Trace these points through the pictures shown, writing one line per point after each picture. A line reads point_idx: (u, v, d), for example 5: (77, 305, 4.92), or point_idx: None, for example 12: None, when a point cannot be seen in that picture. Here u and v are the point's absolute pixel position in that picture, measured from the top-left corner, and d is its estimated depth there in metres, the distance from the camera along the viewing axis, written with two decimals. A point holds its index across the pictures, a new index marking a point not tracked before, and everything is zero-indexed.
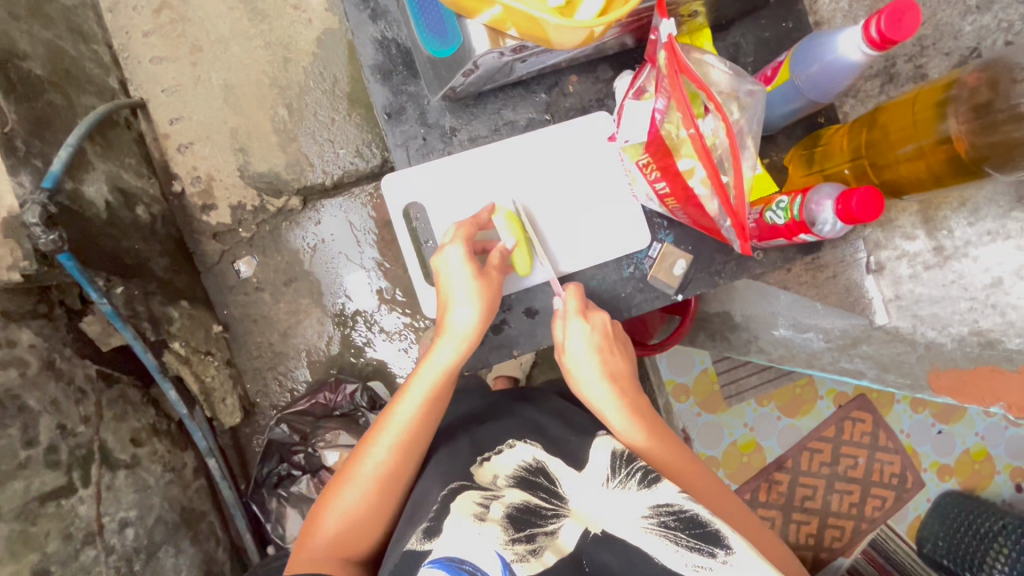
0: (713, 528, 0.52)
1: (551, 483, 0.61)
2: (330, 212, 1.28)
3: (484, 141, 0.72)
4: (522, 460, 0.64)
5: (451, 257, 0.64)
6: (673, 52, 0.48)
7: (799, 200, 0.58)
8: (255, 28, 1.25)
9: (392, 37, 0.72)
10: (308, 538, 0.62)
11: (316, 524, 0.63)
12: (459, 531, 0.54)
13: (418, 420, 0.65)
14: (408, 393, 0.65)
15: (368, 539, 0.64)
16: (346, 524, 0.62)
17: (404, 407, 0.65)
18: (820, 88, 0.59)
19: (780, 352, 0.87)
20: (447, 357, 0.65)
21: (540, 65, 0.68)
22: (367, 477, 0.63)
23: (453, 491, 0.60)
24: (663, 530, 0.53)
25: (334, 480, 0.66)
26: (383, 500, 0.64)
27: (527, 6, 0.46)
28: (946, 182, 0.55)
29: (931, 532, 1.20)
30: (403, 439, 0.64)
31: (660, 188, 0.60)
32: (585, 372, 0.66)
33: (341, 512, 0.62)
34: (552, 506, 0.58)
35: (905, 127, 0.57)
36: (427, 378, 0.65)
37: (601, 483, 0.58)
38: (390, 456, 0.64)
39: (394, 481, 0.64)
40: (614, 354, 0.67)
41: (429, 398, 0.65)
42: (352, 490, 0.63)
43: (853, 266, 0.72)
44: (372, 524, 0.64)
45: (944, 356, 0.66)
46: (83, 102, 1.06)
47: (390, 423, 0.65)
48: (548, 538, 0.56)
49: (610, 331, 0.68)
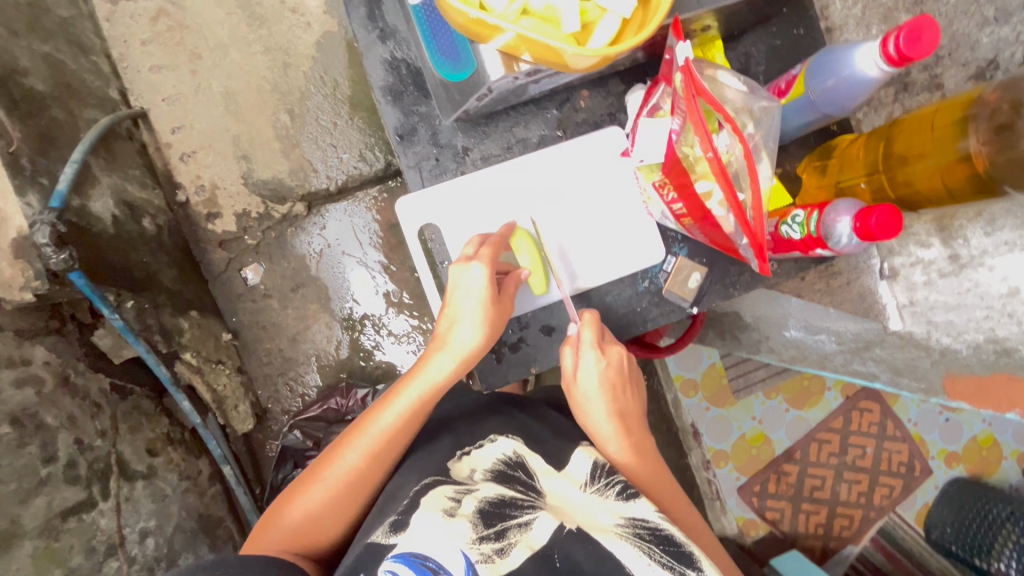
0: (688, 550, 0.55)
1: (528, 478, 0.63)
2: (334, 217, 1.27)
3: (496, 160, 0.72)
4: (502, 453, 0.65)
5: (471, 276, 0.64)
6: (689, 74, 0.48)
7: (815, 214, 0.58)
8: (254, 34, 1.24)
9: (401, 57, 0.72)
10: (268, 523, 0.63)
11: (279, 511, 0.64)
12: (429, 524, 0.53)
13: (395, 430, 0.65)
14: (391, 402, 0.66)
15: (326, 537, 0.64)
16: (306, 518, 0.63)
17: (385, 415, 0.65)
18: (835, 102, 0.59)
19: (791, 353, 0.87)
20: (439, 372, 0.66)
21: (554, 83, 0.67)
22: (336, 476, 0.64)
23: (426, 486, 0.59)
24: (638, 541, 0.55)
25: (306, 472, 0.67)
26: (346, 503, 0.64)
27: (545, 37, 0.47)
28: (962, 199, 0.55)
29: (939, 518, 1.20)
30: (378, 446, 0.65)
31: (677, 208, 0.60)
32: (595, 408, 0.68)
33: (302, 506, 0.63)
34: (528, 498, 0.59)
35: (923, 145, 0.56)
36: (412, 389, 0.66)
37: (580, 486, 0.62)
38: (362, 459, 0.64)
39: (362, 486, 0.65)
40: (624, 392, 0.70)
41: (410, 410, 0.65)
42: (320, 485, 0.64)
43: (867, 272, 0.74)
44: (332, 524, 0.64)
45: (959, 363, 0.65)
46: (86, 115, 1.06)
47: (369, 427, 0.65)
48: (521, 532, 0.55)
49: (624, 367, 0.69)
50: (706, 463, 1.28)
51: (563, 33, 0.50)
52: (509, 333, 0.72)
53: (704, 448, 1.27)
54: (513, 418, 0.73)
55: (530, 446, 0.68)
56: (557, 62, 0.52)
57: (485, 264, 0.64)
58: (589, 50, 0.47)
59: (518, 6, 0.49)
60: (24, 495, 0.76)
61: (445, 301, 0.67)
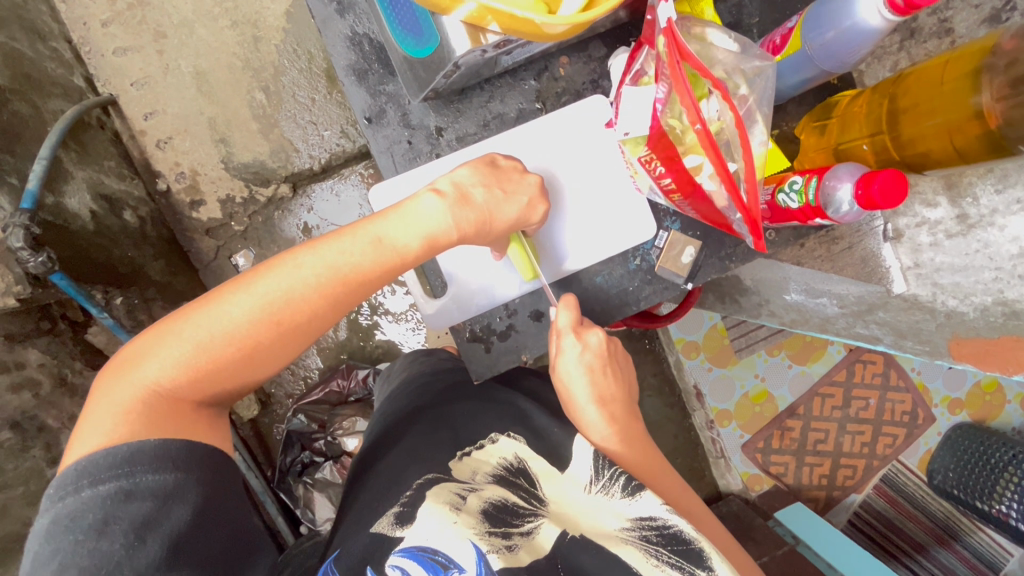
0: (697, 546, 0.54)
1: (531, 485, 0.61)
2: (320, 196, 1.23)
3: (473, 139, 0.68)
4: (502, 457, 0.64)
5: (532, 213, 0.63)
6: (672, 38, 0.44)
7: (814, 181, 0.54)
8: (219, 7, 1.17)
9: (363, 32, 0.67)
10: (156, 346, 0.51)
11: (175, 329, 0.52)
12: (437, 520, 0.52)
13: (362, 278, 0.56)
14: (358, 232, 0.56)
15: (233, 386, 0.54)
16: (214, 357, 0.52)
17: (350, 245, 0.56)
18: (834, 56, 0.54)
19: (792, 316, 0.84)
20: (438, 225, 0.58)
21: (527, 53, 0.63)
22: (269, 304, 0.53)
23: (430, 481, 0.58)
24: (642, 544, 0.55)
25: (226, 283, 0.55)
26: (274, 353, 0.54)
27: (510, 7, 0.43)
28: (973, 159, 0.50)
29: (941, 464, 1.19)
30: (336, 288, 0.55)
31: (665, 183, 0.57)
32: (578, 393, 0.67)
33: (217, 336, 0.52)
34: (530, 507, 0.58)
35: (932, 101, 0.51)
36: (391, 225, 0.57)
37: (583, 487, 0.61)
38: (313, 302, 0.54)
39: (302, 332, 0.55)
40: (604, 374, 0.69)
41: (387, 257, 0.56)
42: (240, 305, 0.53)
43: (870, 235, 0.71)
44: (249, 375, 0.54)
45: (965, 325, 0.62)
46: (51, 107, 1.01)
47: (326, 257, 0.55)
48: (525, 539, 0.55)
49: (603, 352, 0.68)
50: (711, 422, 1.31)
51: None
52: (498, 321, 0.71)
53: (708, 408, 1.29)
54: (511, 403, 0.73)
55: (532, 434, 0.68)
56: (532, 33, 0.48)
57: (544, 214, 0.64)
58: (561, 18, 0.44)
59: None
60: (32, 497, 0.77)
61: (501, 185, 0.62)
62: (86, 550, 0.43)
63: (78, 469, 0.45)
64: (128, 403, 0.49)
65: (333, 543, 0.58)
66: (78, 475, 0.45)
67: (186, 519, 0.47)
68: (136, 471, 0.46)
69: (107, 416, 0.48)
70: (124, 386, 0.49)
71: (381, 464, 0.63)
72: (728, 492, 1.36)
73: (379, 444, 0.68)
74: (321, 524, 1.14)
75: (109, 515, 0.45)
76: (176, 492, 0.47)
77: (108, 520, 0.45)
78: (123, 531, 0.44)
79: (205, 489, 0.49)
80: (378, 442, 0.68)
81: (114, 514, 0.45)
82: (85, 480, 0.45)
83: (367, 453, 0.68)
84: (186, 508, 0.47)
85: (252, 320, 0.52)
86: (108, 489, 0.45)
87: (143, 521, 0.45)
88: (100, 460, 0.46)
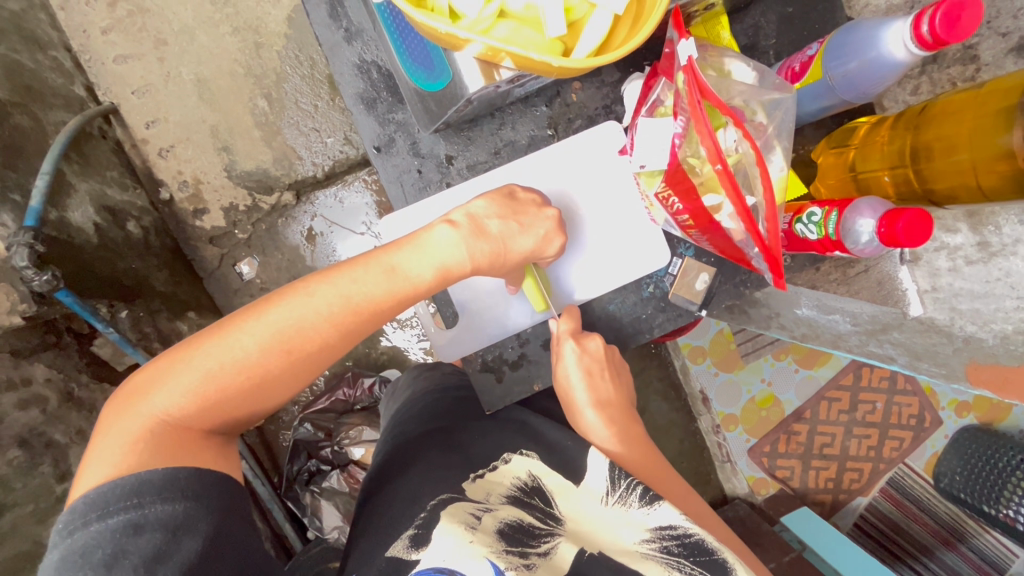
0: (720, 557, 0.55)
1: (546, 505, 0.60)
2: (324, 204, 1.22)
3: (484, 167, 0.67)
4: (516, 476, 0.63)
5: (547, 246, 0.63)
6: (693, 75, 0.43)
7: (834, 215, 0.54)
8: (220, 13, 1.16)
9: (371, 59, 0.66)
10: (166, 375, 0.50)
11: (185, 358, 0.51)
12: (453, 543, 0.52)
13: (375, 308, 0.55)
14: (371, 262, 0.56)
15: (242, 413, 0.54)
16: (223, 386, 0.51)
17: (363, 275, 0.55)
18: (856, 87, 0.53)
19: (803, 331, 0.80)
20: (452, 256, 0.58)
21: (539, 83, 0.62)
22: (279, 333, 0.52)
23: (443, 502, 0.56)
24: (664, 556, 0.56)
25: (238, 310, 0.55)
26: (284, 382, 0.54)
27: (527, 52, 0.42)
28: (994, 198, 0.48)
29: (948, 467, 1.14)
30: (348, 317, 0.55)
31: (681, 217, 0.56)
32: (578, 396, 0.68)
33: (226, 366, 0.51)
34: (546, 526, 0.58)
35: (957, 134, 0.49)
36: (406, 255, 0.57)
37: (600, 500, 0.60)
38: (325, 333, 0.54)
39: (311, 362, 0.55)
40: (604, 379, 0.68)
41: (401, 287, 0.56)
42: (250, 335, 0.52)
43: (887, 257, 0.70)
44: (258, 403, 0.54)
45: (983, 351, 0.58)
46: (52, 118, 1.00)
47: (340, 287, 0.54)
48: (542, 559, 0.54)
49: (604, 357, 0.68)
50: (717, 427, 1.31)
51: (544, 44, 0.46)
52: (510, 351, 0.71)
53: (714, 412, 1.30)
54: (524, 421, 0.72)
55: (545, 450, 0.67)
56: (547, 71, 0.46)
57: (560, 247, 0.64)
58: (573, 62, 0.42)
59: (493, 12, 0.46)
60: (42, 515, 0.77)
61: (517, 217, 0.62)
62: None
63: (87, 502, 0.45)
64: (136, 433, 0.48)
65: (350, 564, 0.58)
66: (87, 508, 0.45)
67: (197, 550, 0.46)
68: (145, 502, 0.45)
69: (114, 446, 0.47)
70: (132, 415, 0.49)
71: (392, 486, 0.62)
72: (733, 495, 1.36)
73: (390, 462, 0.67)
74: (329, 533, 1.13)
75: (118, 549, 0.44)
76: (186, 523, 0.46)
77: (118, 554, 0.43)
78: (133, 564, 0.43)
79: (215, 518, 0.48)
80: (387, 462, 0.67)
81: (125, 548, 0.44)
82: (94, 514, 0.44)
83: (378, 474, 0.66)
84: (197, 538, 0.46)
85: (263, 350, 0.52)
86: (118, 522, 0.44)
87: (154, 554, 0.44)
88: (108, 492, 0.45)
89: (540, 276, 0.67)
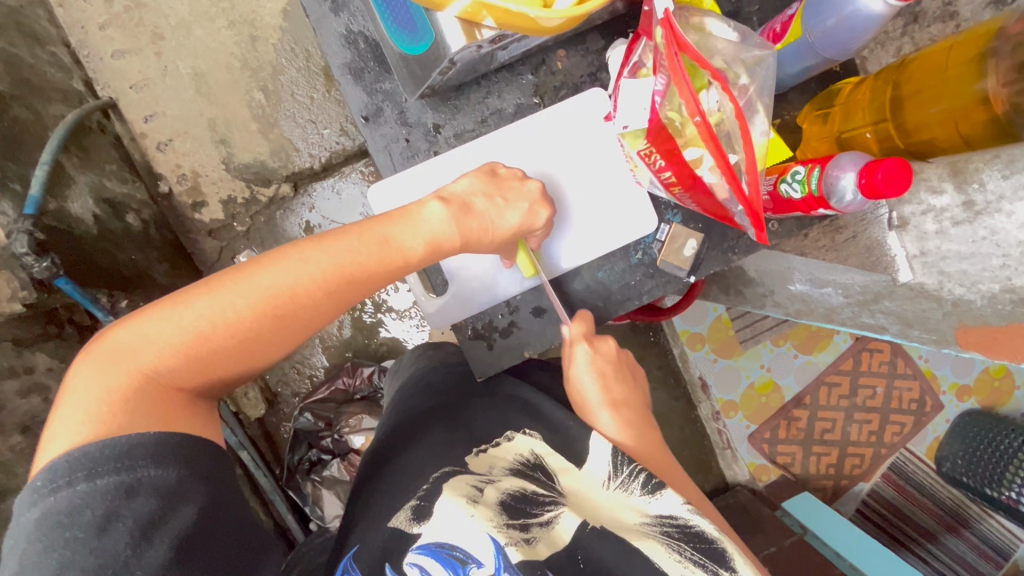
0: (720, 546, 0.53)
1: (548, 479, 0.59)
2: (321, 196, 1.22)
3: (471, 135, 0.68)
4: (518, 453, 0.63)
5: (534, 218, 0.64)
6: (669, 29, 0.44)
7: (817, 171, 0.54)
8: (216, 7, 1.17)
9: (358, 30, 0.67)
10: (152, 332, 0.50)
11: (171, 315, 0.50)
12: (454, 514, 0.51)
13: (365, 279, 0.56)
14: (364, 233, 0.57)
15: (227, 376, 0.54)
16: (211, 346, 0.51)
17: (357, 244, 0.56)
18: (835, 43, 0.54)
19: (797, 306, 0.85)
20: (443, 231, 0.60)
21: (523, 47, 0.63)
22: (270, 298, 0.53)
23: (447, 474, 0.57)
24: (665, 538, 0.53)
25: (225, 271, 0.54)
26: (271, 346, 0.54)
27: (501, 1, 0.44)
28: (978, 145, 0.49)
29: (950, 452, 1.18)
30: (340, 285, 0.55)
31: (666, 177, 0.57)
32: (591, 395, 0.68)
33: (217, 327, 0.51)
34: (550, 495, 0.56)
35: (935, 87, 0.50)
36: (398, 228, 0.58)
37: (601, 484, 0.59)
38: (317, 299, 0.54)
39: (300, 328, 0.55)
40: (616, 379, 0.69)
41: (391, 257, 0.57)
42: (241, 297, 0.52)
43: (875, 223, 0.69)
44: (243, 366, 0.54)
45: (972, 313, 0.61)
46: (51, 111, 1.01)
47: (333, 255, 0.55)
48: (543, 530, 0.52)
49: (615, 360, 0.70)
50: (717, 413, 1.30)
51: None
52: (499, 318, 0.72)
53: (714, 399, 1.29)
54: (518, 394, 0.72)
55: (537, 420, 0.67)
56: (524, 25, 0.48)
57: (547, 219, 0.65)
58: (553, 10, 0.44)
59: None
60: None
61: (502, 194, 0.63)
62: (87, 547, 0.42)
63: (70, 461, 0.43)
64: (120, 390, 0.47)
65: (352, 539, 0.58)
66: (72, 467, 0.43)
67: (192, 518, 0.46)
68: (138, 465, 0.45)
69: (97, 403, 0.46)
70: (116, 372, 0.48)
71: (394, 464, 0.63)
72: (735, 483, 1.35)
73: (389, 443, 0.67)
74: (331, 521, 1.14)
75: (111, 511, 0.43)
76: (180, 491, 0.46)
77: (110, 516, 0.43)
78: (127, 529, 0.43)
79: (208, 489, 0.48)
80: (388, 441, 0.67)
81: (116, 511, 0.43)
82: (81, 473, 0.43)
83: (376, 455, 0.66)
84: (193, 506, 0.46)
85: (254, 313, 0.52)
86: (108, 483, 0.43)
87: (148, 520, 0.44)
88: (97, 453, 0.44)
89: (534, 254, 0.68)
